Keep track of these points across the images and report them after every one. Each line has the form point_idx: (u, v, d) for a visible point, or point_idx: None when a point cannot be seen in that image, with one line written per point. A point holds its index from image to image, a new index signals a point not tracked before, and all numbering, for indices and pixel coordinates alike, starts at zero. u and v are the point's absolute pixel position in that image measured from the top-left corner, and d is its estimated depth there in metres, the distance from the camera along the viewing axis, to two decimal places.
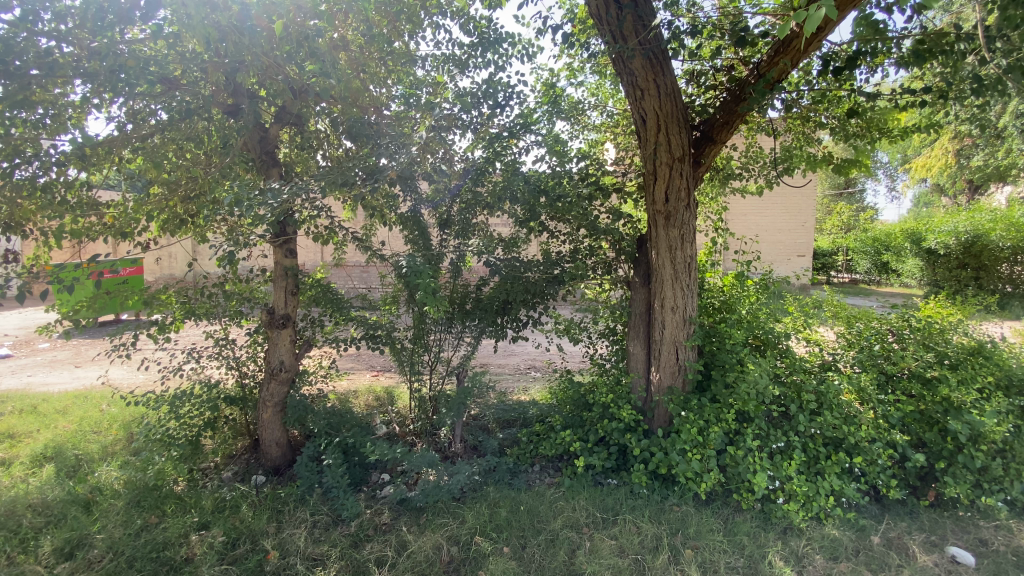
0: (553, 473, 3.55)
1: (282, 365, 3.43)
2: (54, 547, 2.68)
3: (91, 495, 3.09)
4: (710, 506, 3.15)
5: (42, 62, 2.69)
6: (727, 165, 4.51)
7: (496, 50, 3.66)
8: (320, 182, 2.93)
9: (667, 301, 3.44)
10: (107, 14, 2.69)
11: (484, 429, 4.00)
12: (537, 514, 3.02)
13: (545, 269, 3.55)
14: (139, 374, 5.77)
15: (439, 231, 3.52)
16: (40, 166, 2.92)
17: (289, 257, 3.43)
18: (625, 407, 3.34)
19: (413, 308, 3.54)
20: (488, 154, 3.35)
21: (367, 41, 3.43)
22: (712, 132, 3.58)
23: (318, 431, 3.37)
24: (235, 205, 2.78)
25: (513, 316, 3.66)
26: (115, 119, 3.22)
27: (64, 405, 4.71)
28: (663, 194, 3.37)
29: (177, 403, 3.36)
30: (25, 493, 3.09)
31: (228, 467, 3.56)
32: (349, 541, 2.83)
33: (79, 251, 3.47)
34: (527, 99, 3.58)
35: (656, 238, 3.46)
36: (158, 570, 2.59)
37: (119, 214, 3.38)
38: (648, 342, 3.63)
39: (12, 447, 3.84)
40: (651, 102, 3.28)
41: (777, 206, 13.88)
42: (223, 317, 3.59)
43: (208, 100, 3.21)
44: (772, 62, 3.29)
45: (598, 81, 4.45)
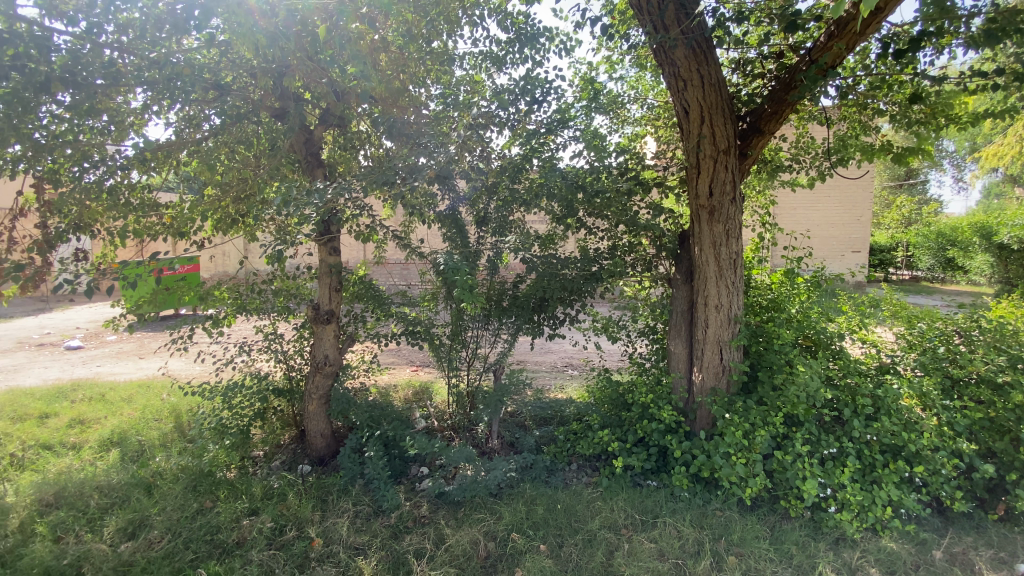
0: (591, 473, 3.49)
1: (327, 359, 3.56)
2: (119, 527, 2.87)
3: (152, 479, 3.30)
4: (756, 513, 3.03)
5: (106, 72, 2.91)
6: (776, 157, 4.26)
7: (533, 45, 3.63)
8: (362, 183, 3.02)
9: (711, 299, 3.32)
10: (164, 24, 2.87)
11: (521, 427, 3.99)
12: (575, 514, 2.98)
13: (583, 266, 3.47)
14: (195, 366, 6.13)
15: (476, 228, 3.49)
16: (107, 170, 3.17)
17: (334, 255, 3.56)
18: (666, 408, 3.25)
19: (452, 305, 3.57)
20: (526, 151, 3.41)
21: (407, 42, 3.45)
22: (760, 122, 3.43)
23: (360, 424, 3.46)
24: (283, 205, 2.90)
25: (551, 314, 3.61)
26: (173, 125, 3.42)
27: (130, 393, 5.06)
28: (707, 187, 3.25)
29: (229, 394, 3.52)
30: (94, 476, 3.33)
31: (276, 457, 3.70)
32: (389, 532, 2.89)
33: (142, 250, 3.70)
34: (565, 95, 3.56)
35: (699, 234, 3.34)
36: (212, 552, 2.73)
37: (177, 214, 3.57)
38: (691, 341, 3.53)
39: (84, 432, 4.16)
40: (694, 93, 3.17)
41: (830, 199, 13.20)
42: (271, 312, 3.73)
43: (257, 104, 3.39)
44: (825, 46, 3.13)
45: (638, 74, 4.32)
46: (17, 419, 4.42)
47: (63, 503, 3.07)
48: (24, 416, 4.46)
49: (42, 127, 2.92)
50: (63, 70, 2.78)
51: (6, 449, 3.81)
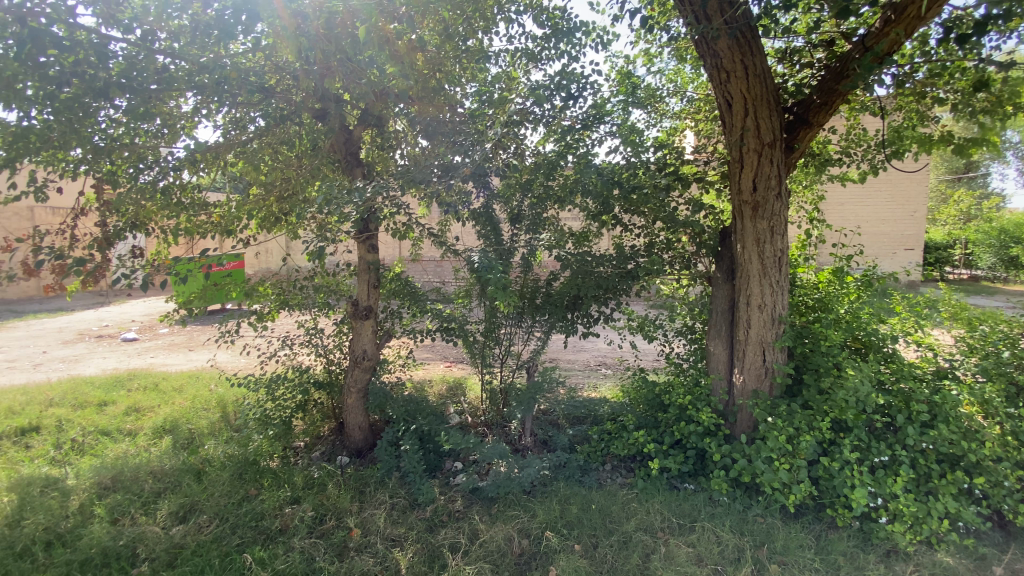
0: (626, 474, 3.45)
1: (365, 354, 3.65)
2: (171, 510, 3.02)
3: (201, 466, 3.45)
4: (799, 521, 2.92)
5: (159, 78, 3.04)
6: (825, 150, 4.06)
7: (569, 40, 3.57)
8: (399, 181, 3.06)
9: (754, 298, 3.21)
10: (213, 29, 2.99)
11: (554, 425, 3.97)
12: (610, 514, 2.94)
13: (618, 264, 3.41)
14: (241, 359, 6.40)
15: (510, 225, 3.50)
16: (160, 171, 3.34)
17: (372, 252, 3.63)
18: (704, 410, 3.16)
19: (486, 301, 3.59)
20: (561, 147, 3.39)
21: (443, 41, 3.47)
22: (808, 114, 3.28)
23: (396, 418, 3.52)
24: (325, 204, 2.97)
25: (585, 312, 3.56)
26: (220, 127, 3.56)
27: (180, 383, 5.33)
28: (751, 182, 3.13)
29: (272, 386, 3.65)
30: (148, 461, 3.51)
31: (317, 447, 3.82)
32: (424, 525, 2.94)
33: (192, 247, 3.88)
34: (601, 90, 3.51)
35: (741, 231, 3.23)
36: (257, 538, 2.84)
37: (225, 213, 3.71)
38: (731, 342, 3.42)
39: (139, 419, 4.40)
40: (738, 85, 3.06)
41: (881, 194, 12.54)
42: (312, 308, 3.84)
43: (299, 106, 3.50)
44: (880, 33, 2.97)
45: (676, 66, 4.21)
46: (78, 405, 4.72)
47: (120, 486, 3.25)
48: (85, 403, 4.75)
49: (101, 131, 3.11)
50: (120, 76, 2.93)
51: (70, 434, 4.07)
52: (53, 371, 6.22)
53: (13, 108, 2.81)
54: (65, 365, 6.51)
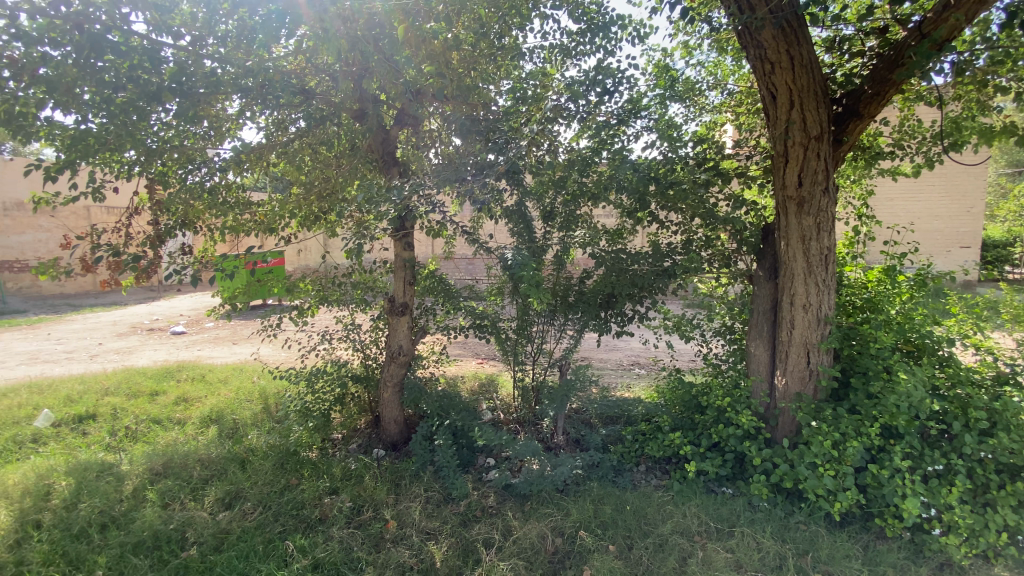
0: (661, 476, 3.39)
1: (401, 349, 3.71)
2: (218, 497, 3.15)
3: (245, 455, 3.59)
4: (845, 530, 2.80)
5: (207, 82, 3.14)
6: (875, 143, 3.86)
7: (606, 34, 3.52)
8: (434, 180, 3.09)
9: (798, 297, 3.10)
10: (257, 33, 3.09)
11: (586, 424, 3.93)
12: (645, 516, 2.90)
13: (654, 261, 3.33)
14: (281, 353, 6.62)
15: (543, 223, 3.49)
16: (208, 172, 3.49)
17: (408, 250, 3.67)
18: (744, 412, 3.06)
19: (518, 299, 3.59)
20: (595, 144, 3.34)
21: (479, 39, 3.47)
22: (858, 105, 3.14)
23: (430, 412, 3.59)
24: (364, 203, 3.04)
25: (619, 310, 3.51)
26: (264, 129, 3.68)
27: (225, 375, 5.56)
28: (796, 177, 3.02)
29: (312, 379, 3.76)
30: (196, 450, 3.67)
31: (354, 440, 3.91)
32: (458, 520, 2.96)
33: (237, 245, 4.03)
34: (637, 84, 3.45)
35: (785, 228, 3.12)
36: (298, 526, 2.93)
37: (268, 212, 3.84)
38: (773, 342, 3.31)
39: (188, 409, 4.61)
40: (783, 76, 2.96)
41: (934, 189, 11.89)
42: (350, 304, 3.93)
43: (338, 107, 3.57)
44: (938, 19, 2.82)
45: (716, 59, 4.09)
46: (132, 395, 4.97)
47: (170, 472, 3.41)
48: (138, 392, 5.02)
49: (154, 134, 3.24)
50: (171, 80, 3.04)
51: (124, 422, 4.30)
52: (108, 361, 6.58)
53: (72, 111, 2.98)
54: (119, 356, 6.89)
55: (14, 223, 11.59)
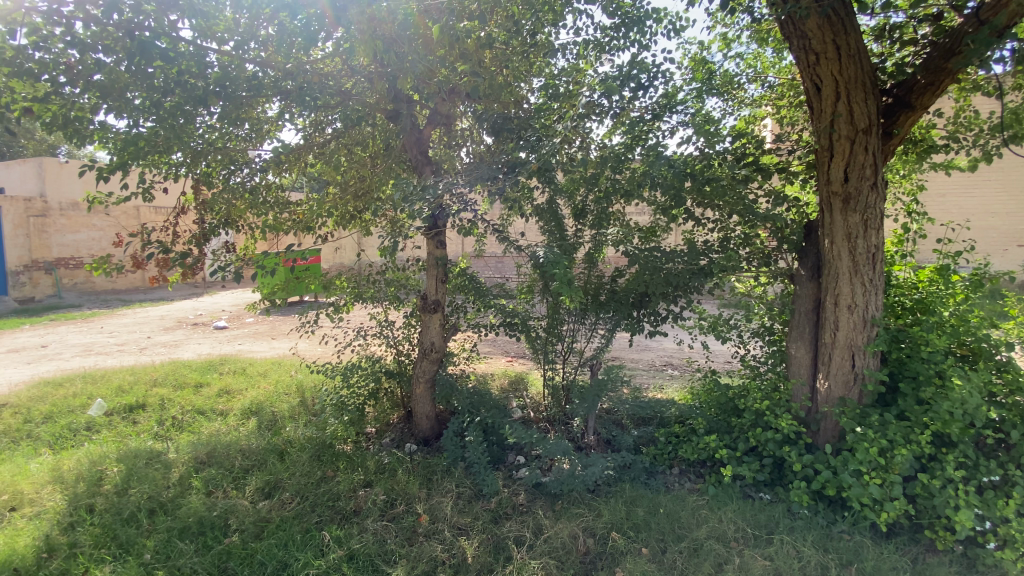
0: (695, 479, 3.32)
1: (433, 346, 3.74)
2: (258, 486, 3.26)
3: (283, 447, 3.70)
4: (893, 541, 2.68)
5: (250, 86, 3.26)
6: (928, 136, 3.67)
7: (640, 28, 3.46)
8: (466, 178, 3.11)
9: (843, 298, 2.98)
10: (297, 37, 3.20)
11: (617, 425, 3.88)
12: (678, 520, 2.84)
13: (690, 260, 3.22)
14: (318, 348, 6.81)
15: (573, 221, 3.51)
16: (248, 172, 3.61)
17: (440, 248, 3.71)
18: (783, 416, 2.96)
19: (549, 298, 3.59)
20: (629, 140, 3.27)
21: (511, 37, 3.47)
22: (909, 96, 2.99)
23: (462, 409, 3.63)
24: (398, 201, 3.09)
25: (652, 310, 3.44)
26: (302, 130, 3.79)
27: (265, 368, 5.76)
28: (842, 172, 2.90)
29: (347, 373, 3.84)
30: (238, 440, 3.81)
31: (386, 434, 3.98)
32: (489, 516, 2.98)
33: (277, 243, 4.16)
34: (673, 78, 3.38)
35: (830, 225, 3.00)
36: (334, 517, 3.01)
37: (307, 211, 3.96)
38: (815, 344, 3.20)
39: (230, 400, 4.79)
40: (828, 66, 2.85)
41: (989, 185, 11.24)
42: (384, 301, 4.01)
43: (373, 107, 3.64)
44: (999, 3, 2.66)
45: (756, 51, 3.96)
46: (178, 386, 5.21)
47: (214, 461, 3.55)
48: (184, 384, 5.25)
49: (199, 136, 3.37)
50: (216, 84, 3.14)
51: (170, 412, 4.50)
52: (156, 354, 6.91)
53: (125, 116, 3.11)
54: (166, 349, 7.21)
55: (70, 222, 12.20)
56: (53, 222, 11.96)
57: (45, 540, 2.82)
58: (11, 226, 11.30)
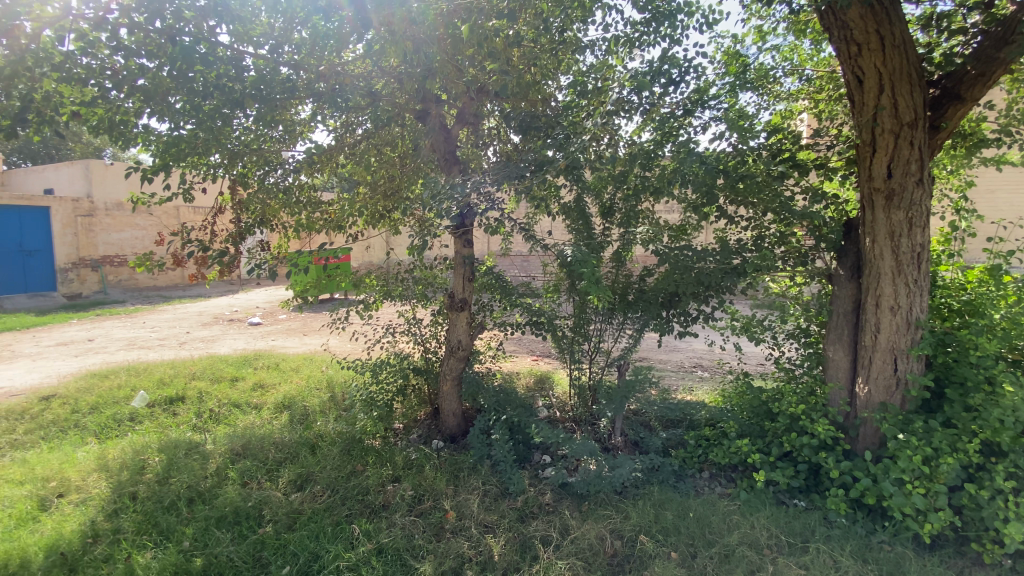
0: (726, 484, 3.25)
1: (460, 344, 3.77)
2: (291, 479, 3.35)
3: (314, 441, 3.79)
4: (937, 553, 2.56)
5: (285, 88, 3.32)
6: (978, 129, 3.49)
7: (672, 22, 3.39)
8: (494, 177, 3.11)
9: (885, 299, 2.86)
10: (330, 38, 3.26)
11: (645, 426, 3.83)
12: (709, 525, 2.78)
13: (722, 258, 3.15)
14: (348, 344, 6.95)
15: (602, 219, 3.49)
16: (282, 173, 3.71)
17: (467, 247, 3.72)
18: (820, 421, 2.86)
19: (576, 297, 3.57)
20: (659, 137, 3.22)
21: (540, 35, 3.45)
22: (959, 88, 2.85)
23: (487, 407, 3.65)
24: (427, 200, 3.12)
25: (682, 310, 3.37)
26: (334, 131, 3.88)
27: (298, 364, 5.92)
28: (885, 168, 2.79)
29: (376, 370, 3.91)
30: (271, 433, 3.92)
31: (414, 430, 4.04)
32: (516, 515, 2.98)
33: (309, 242, 4.26)
34: (705, 73, 3.31)
35: (872, 223, 2.89)
36: (363, 510, 3.06)
37: (338, 210, 4.04)
38: (855, 347, 3.08)
39: (265, 394, 4.95)
40: (871, 58, 2.74)
41: None
42: (412, 299, 4.06)
43: (403, 107, 3.68)
44: None
45: (793, 43, 3.84)
46: (215, 379, 5.40)
47: (249, 453, 3.66)
48: (221, 377, 5.44)
49: (235, 138, 3.47)
50: (252, 87, 3.21)
51: (208, 405, 4.67)
52: (194, 348, 7.17)
53: (166, 119, 3.24)
54: (204, 344, 7.49)
55: (115, 222, 12.77)
56: (99, 221, 12.51)
57: (91, 525, 2.97)
58: (60, 226, 11.89)
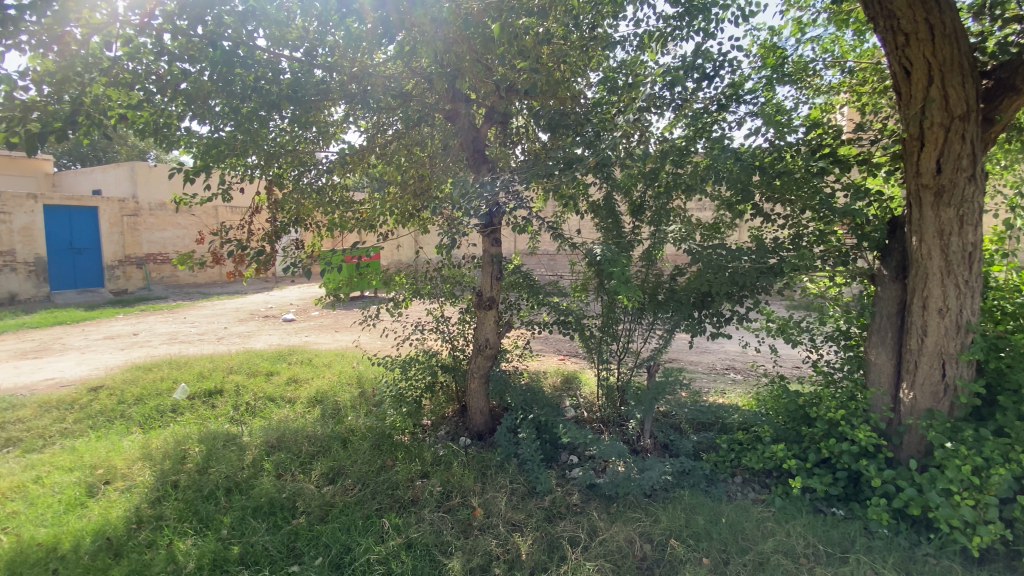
0: (760, 489, 3.17)
1: (488, 342, 3.77)
2: (323, 472, 3.43)
3: (346, 435, 3.88)
4: (988, 569, 2.43)
5: (319, 90, 3.46)
6: None
7: (705, 16, 3.31)
8: (522, 175, 3.11)
9: (933, 301, 2.73)
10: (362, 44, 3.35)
11: (675, 429, 3.77)
12: (742, 531, 2.72)
13: (758, 258, 3.06)
14: (378, 341, 7.08)
15: (632, 217, 3.44)
16: (315, 173, 3.81)
17: (495, 246, 3.73)
18: (861, 427, 2.75)
19: (604, 297, 3.53)
20: (691, 133, 3.15)
21: (570, 32, 3.43)
22: (1016, 78, 2.70)
23: (515, 405, 3.65)
24: (456, 199, 3.14)
25: (714, 310, 3.30)
26: (365, 132, 3.95)
27: (329, 359, 6.06)
28: (933, 163, 2.66)
29: (406, 366, 3.97)
30: (304, 427, 4.03)
31: (442, 427, 4.08)
32: (543, 514, 2.98)
33: (341, 241, 4.36)
34: (740, 66, 3.22)
35: (918, 221, 2.76)
36: (393, 505, 3.11)
37: (369, 210, 4.12)
38: (899, 350, 2.95)
39: (299, 388, 5.09)
40: (920, 48, 2.62)
41: None
42: (440, 297, 4.10)
43: (432, 107, 3.72)
44: None
45: (834, 34, 3.70)
46: (251, 373, 5.58)
47: (283, 446, 3.76)
48: (257, 372, 5.62)
49: (271, 140, 3.57)
50: (289, 89, 3.34)
51: (245, 398, 4.83)
52: (232, 343, 7.43)
53: (207, 122, 3.37)
54: (241, 339, 7.74)
55: (158, 222, 13.34)
56: (144, 221, 13.06)
57: (135, 511, 3.11)
58: (108, 225, 12.48)
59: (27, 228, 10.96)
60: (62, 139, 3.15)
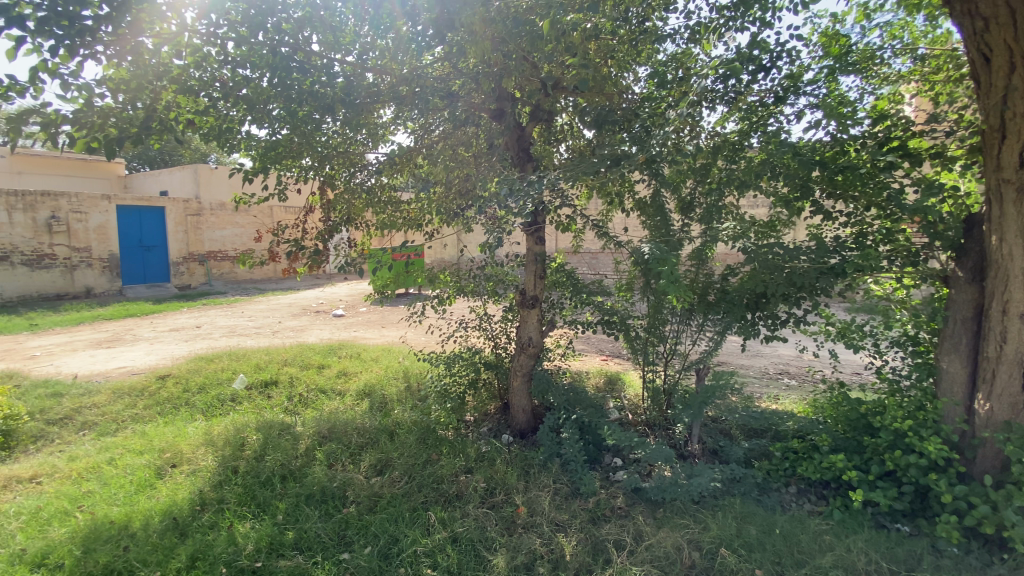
0: (816, 500, 3.03)
1: (531, 341, 3.77)
2: (371, 463, 3.53)
3: (393, 429, 3.99)
4: None
5: (371, 92, 3.60)
6: None
7: (762, 4, 3.17)
8: (568, 173, 3.08)
9: (1015, 305, 2.52)
10: (408, 47, 3.45)
11: (725, 434, 3.65)
12: (798, 543, 2.60)
13: (817, 257, 2.90)
14: (423, 337, 7.23)
15: (681, 215, 3.35)
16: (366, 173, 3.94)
17: (539, 244, 3.72)
18: (932, 439, 2.57)
19: (651, 297, 3.46)
20: (745, 127, 3.04)
21: (618, 27, 3.37)
22: None
23: (558, 405, 3.65)
24: (502, 197, 3.15)
25: (769, 312, 3.15)
26: (414, 133, 4.05)
27: (377, 354, 6.25)
28: (1017, 156, 2.46)
29: (450, 363, 4.03)
30: (353, 419, 4.17)
31: (485, 424, 4.13)
32: (588, 516, 2.95)
33: (388, 239, 4.48)
34: (799, 57, 3.08)
35: (999, 219, 2.55)
36: (438, 498, 3.18)
37: (416, 210, 4.21)
38: (975, 358, 2.74)
39: (348, 382, 5.27)
40: (1001, 31, 2.41)
41: None
42: (483, 295, 4.13)
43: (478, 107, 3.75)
44: None
45: (904, 19, 3.45)
46: (304, 366, 5.83)
47: (333, 436, 3.91)
48: (309, 364, 5.87)
49: (325, 142, 3.72)
50: (344, 94, 3.47)
51: (298, 389, 5.06)
52: (285, 337, 7.78)
53: (265, 126, 3.52)
54: (293, 333, 8.11)
55: (219, 221, 14.14)
56: (206, 220, 13.88)
57: (200, 494, 3.31)
58: (173, 224, 13.33)
59: (103, 228, 11.93)
60: (136, 144, 3.39)
